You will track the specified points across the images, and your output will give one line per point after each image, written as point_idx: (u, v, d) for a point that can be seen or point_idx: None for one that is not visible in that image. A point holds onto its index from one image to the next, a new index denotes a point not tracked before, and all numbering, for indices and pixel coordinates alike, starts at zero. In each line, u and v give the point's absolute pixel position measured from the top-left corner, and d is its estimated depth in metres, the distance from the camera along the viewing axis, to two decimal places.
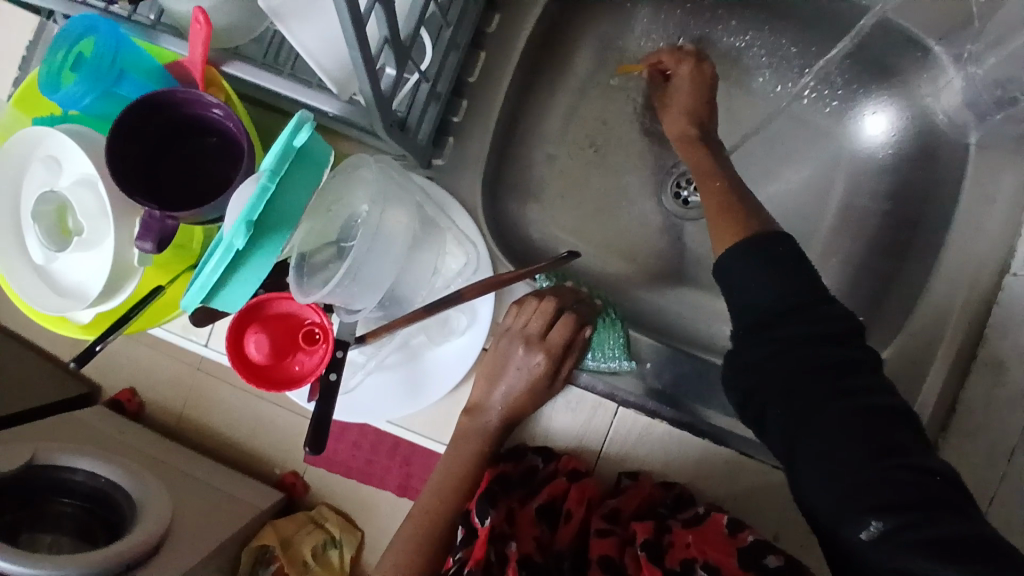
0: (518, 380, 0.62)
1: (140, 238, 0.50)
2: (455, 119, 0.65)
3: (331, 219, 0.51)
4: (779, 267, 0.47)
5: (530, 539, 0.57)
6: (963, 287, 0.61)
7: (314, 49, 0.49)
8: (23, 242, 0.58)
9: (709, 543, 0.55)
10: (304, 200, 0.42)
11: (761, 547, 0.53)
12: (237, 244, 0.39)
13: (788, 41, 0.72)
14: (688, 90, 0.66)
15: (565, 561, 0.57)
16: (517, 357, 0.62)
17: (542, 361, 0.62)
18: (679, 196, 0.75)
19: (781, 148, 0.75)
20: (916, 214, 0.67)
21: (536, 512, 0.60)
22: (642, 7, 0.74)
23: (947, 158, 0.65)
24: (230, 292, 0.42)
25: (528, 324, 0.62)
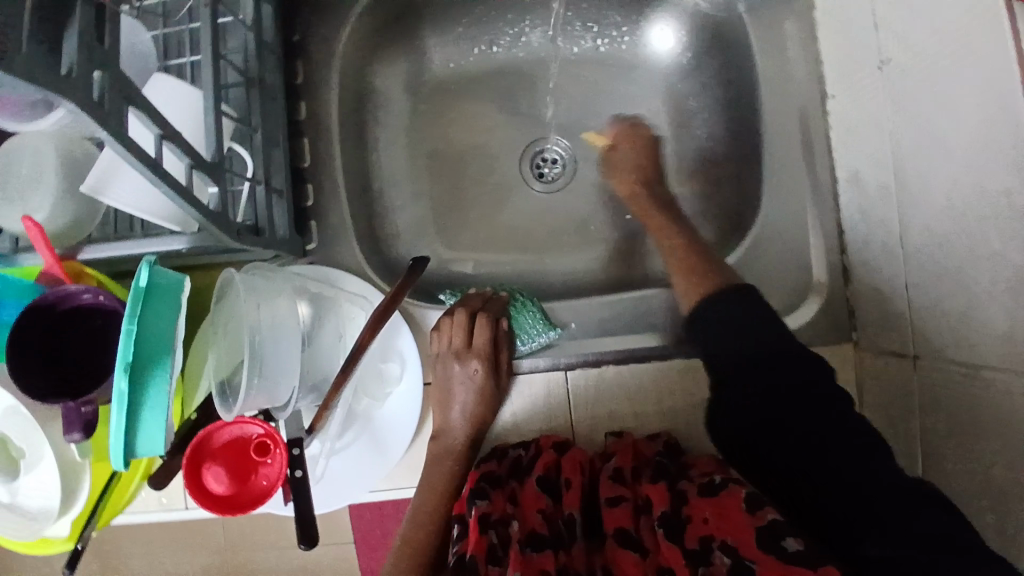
0: (466, 394, 0.65)
1: (67, 431, 0.55)
2: (308, 202, 0.69)
3: (230, 335, 0.56)
4: (752, 319, 0.60)
5: (535, 516, 0.57)
6: (797, 130, 0.68)
7: (136, 203, 0.54)
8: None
9: (727, 518, 0.52)
10: (170, 329, 0.46)
11: (782, 527, 0.49)
12: (124, 389, 0.42)
13: (562, 6, 0.77)
14: (633, 160, 0.76)
15: (575, 527, 0.58)
16: (456, 374, 0.65)
17: (479, 366, 0.64)
18: (539, 175, 0.81)
19: (603, 94, 0.81)
20: (732, 92, 0.75)
21: (537, 486, 0.59)
22: (429, 38, 0.79)
23: (739, 29, 0.71)
24: (145, 435, 0.45)
25: (452, 341, 0.66)
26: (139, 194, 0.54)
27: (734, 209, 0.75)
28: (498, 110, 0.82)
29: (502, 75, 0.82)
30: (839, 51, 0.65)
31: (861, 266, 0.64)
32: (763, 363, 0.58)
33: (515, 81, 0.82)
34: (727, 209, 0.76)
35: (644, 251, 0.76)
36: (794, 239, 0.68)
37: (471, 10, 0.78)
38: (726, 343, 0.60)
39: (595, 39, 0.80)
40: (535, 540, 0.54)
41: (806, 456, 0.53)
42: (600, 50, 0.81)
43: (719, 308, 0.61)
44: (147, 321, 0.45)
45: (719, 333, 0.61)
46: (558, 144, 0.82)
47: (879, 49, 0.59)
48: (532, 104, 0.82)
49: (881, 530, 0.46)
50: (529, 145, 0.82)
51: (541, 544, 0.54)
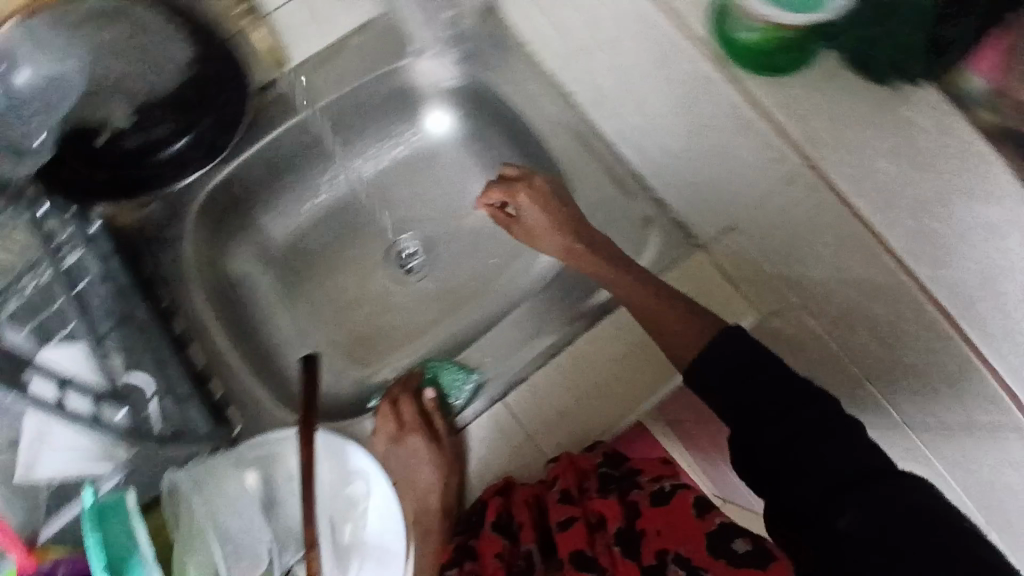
0: (421, 465, 0.74)
1: None
2: (218, 395, 0.71)
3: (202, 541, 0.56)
4: (759, 362, 0.59)
5: (497, 563, 0.69)
6: (566, 127, 0.82)
7: (69, 464, 0.61)
8: None
9: (681, 532, 0.65)
10: (134, 536, 0.49)
11: (729, 533, 0.63)
12: None
13: (351, 139, 0.90)
14: (542, 210, 0.75)
15: (535, 554, 0.71)
16: (404, 454, 0.74)
17: (418, 438, 0.73)
18: (408, 269, 0.91)
19: (421, 183, 0.94)
20: (507, 130, 0.88)
21: (494, 533, 0.71)
22: (260, 218, 0.88)
23: (487, 86, 0.86)
24: None
25: (388, 431, 0.75)
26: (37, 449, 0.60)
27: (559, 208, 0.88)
28: (347, 242, 0.92)
29: (334, 213, 0.92)
30: (556, 60, 0.81)
31: (667, 191, 0.78)
32: (775, 382, 0.58)
33: (348, 215, 0.92)
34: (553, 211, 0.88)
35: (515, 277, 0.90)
36: (609, 200, 0.80)
37: (282, 180, 0.88)
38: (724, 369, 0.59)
39: (391, 148, 0.92)
40: None
41: (793, 452, 0.56)
42: (401, 156, 0.93)
43: (725, 347, 0.60)
44: (108, 533, 0.48)
45: (713, 374, 0.60)
46: (410, 239, 0.92)
47: (579, 39, 0.74)
48: (370, 221, 0.93)
49: (855, 508, 0.52)
50: (387, 253, 0.92)
51: None
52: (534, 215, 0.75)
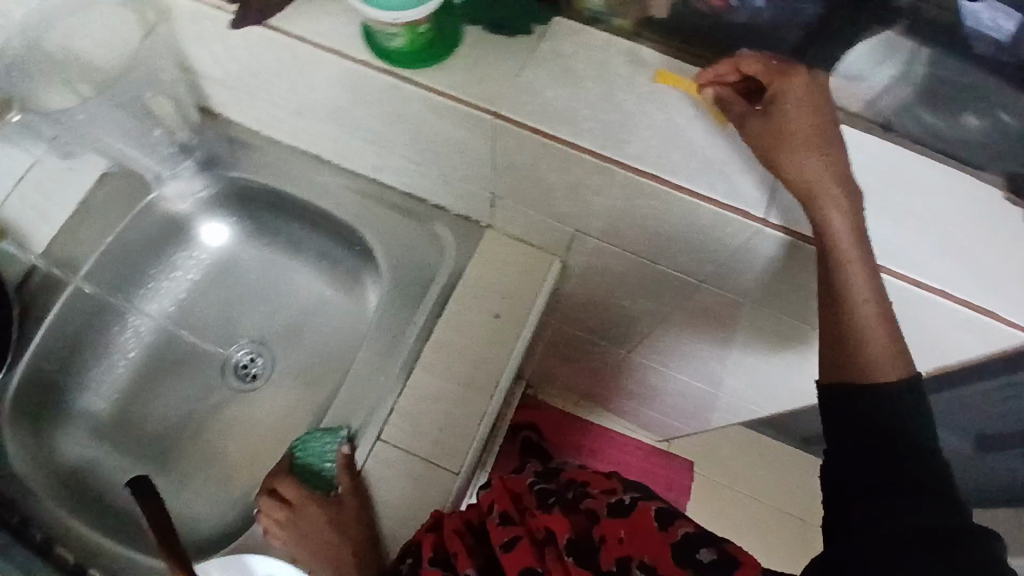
0: (322, 529, 0.76)
1: None
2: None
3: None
4: (904, 411, 0.58)
5: None
6: (324, 184, 0.89)
7: None
8: None
9: (638, 541, 0.69)
10: None
11: (699, 543, 0.66)
12: None
13: (139, 286, 0.91)
14: (818, 101, 0.61)
15: None
16: (300, 530, 0.76)
17: (312, 508, 0.77)
18: (250, 375, 0.92)
19: (227, 296, 0.95)
20: (280, 211, 0.93)
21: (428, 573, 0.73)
22: (79, 395, 0.87)
23: (239, 181, 0.90)
24: None
25: (278, 518, 0.76)
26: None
27: (361, 255, 0.91)
28: (179, 379, 0.91)
29: (154, 359, 0.91)
30: (288, 132, 0.88)
31: (432, 193, 0.87)
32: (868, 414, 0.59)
33: (170, 358, 0.92)
34: (358, 260, 0.92)
35: (350, 334, 0.91)
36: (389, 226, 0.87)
37: (86, 352, 0.87)
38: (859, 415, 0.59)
39: (183, 278, 0.94)
40: None
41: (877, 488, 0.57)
42: (196, 280, 0.95)
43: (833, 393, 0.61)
44: None
45: (860, 415, 0.59)
46: (240, 349, 0.93)
47: (286, 106, 0.81)
48: (196, 349, 0.93)
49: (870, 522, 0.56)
50: (223, 370, 0.92)
51: None
52: (806, 95, 0.61)
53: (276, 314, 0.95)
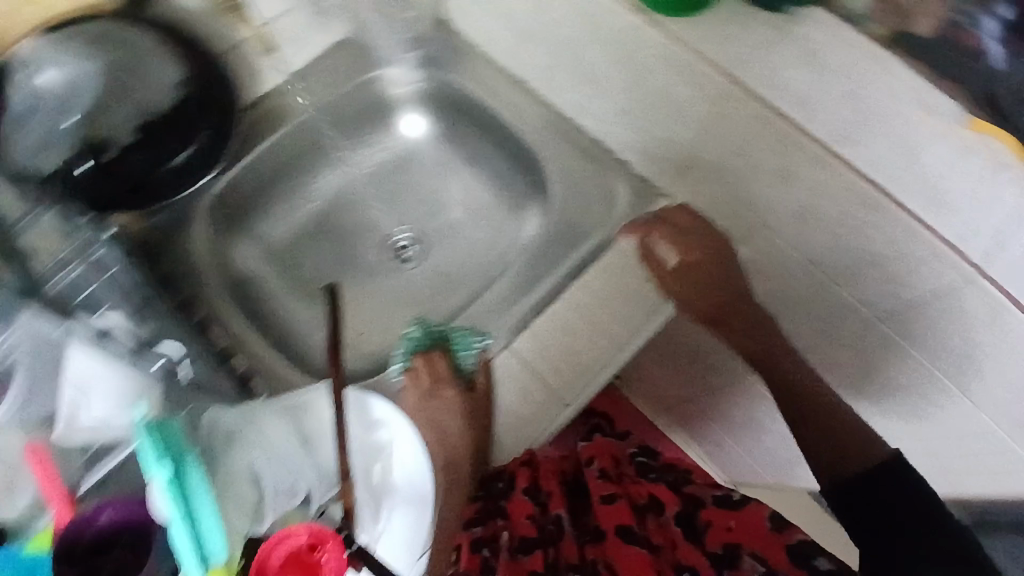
0: (455, 419, 0.79)
1: None
2: (241, 367, 0.78)
3: (233, 481, 0.60)
4: (913, 500, 0.76)
5: (524, 521, 0.87)
6: (525, 110, 0.93)
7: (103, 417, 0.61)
8: None
9: (746, 531, 0.87)
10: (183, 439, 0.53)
11: (807, 551, 0.82)
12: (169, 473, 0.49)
13: (336, 151, 1.00)
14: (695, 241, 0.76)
15: (565, 521, 0.88)
16: (434, 405, 0.80)
17: (450, 392, 0.79)
18: (403, 258, 0.99)
19: (403, 184, 1.03)
20: (476, 123, 0.99)
21: (524, 500, 0.89)
22: (260, 225, 0.96)
23: (451, 86, 0.96)
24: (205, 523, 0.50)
25: (423, 381, 0.81)
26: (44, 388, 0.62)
27: (536, 185, 0.96)
28: (342, 240, 1.00)
29: (327, 215, 1.00)
30: (509, 53, 0.92)
31: (621, 146, 0.89)
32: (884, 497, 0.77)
33: (341, 220, 1.01)
34: (530, 189, 0.97)
35: (498, 252, 0.97)
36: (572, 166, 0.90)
37: (277, 191, 0.97)
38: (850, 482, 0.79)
39: (370, 155, 1.02)
40: (525, 544, 0.83)
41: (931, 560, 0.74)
42: (382, 160, 1.03)
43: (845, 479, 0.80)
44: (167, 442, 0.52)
45: (859, 496, 0.78)
46: (401, 232, 1.01)
47: (522, 27, 0.85)
48: (363, 219, 1.02)
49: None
50: (381, 245, 1.00)
51: (528, 546, 0.83)
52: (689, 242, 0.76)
53: (438, 213, 1.02)
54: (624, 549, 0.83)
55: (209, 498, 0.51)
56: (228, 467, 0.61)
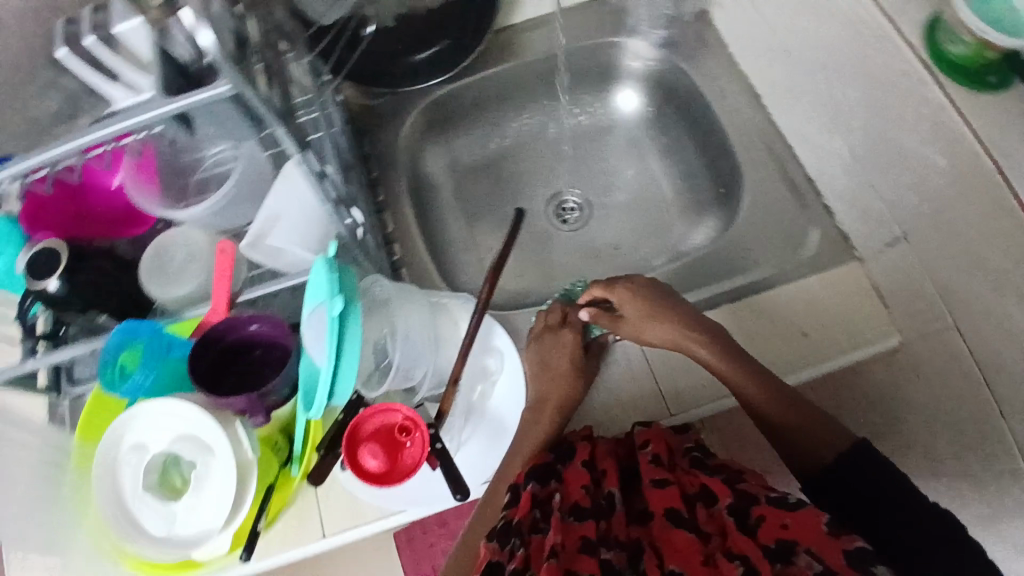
0: (561, 360, 0.76)
1: (252, 418, 0.62)
2: (397, 255, 0.84)
3: (367, 344, 0.64)
4: (900, 491, 0.59)
5: (576, 490, 0.65)
6: (748, 122, 0.89)
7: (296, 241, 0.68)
8: (136, 524, 0.62)
9: (810, 528, 0.55)
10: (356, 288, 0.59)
11: (868, 554, 0.52)
12: (340, 305, 0.54)
13: (548, 97, 1.02)
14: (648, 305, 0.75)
15: (613, 501, 0.65)
16: (552, 343, 0.78)
17: (570, 337, 0.77)
18: (566, 219, 1.01)
19: (594, 150, 1.04)
20: (691, 119, 0.97)
21: (579, 467, 0.67)
22: (456, 137, 1.01)
23: (682, 74, 0.95)
24: (347, 361, 0.55)
25: (550, 320, 0.80)
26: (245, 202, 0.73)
27: (724, 199, 0.93)
28: (519, 179, 1.03)
29: (516, 152, 1.04)
30: (755, 62, 0.89)
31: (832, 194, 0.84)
32: (879, 497, 0.60)
33: (526, 159, 1.04)
34: (718, 200, 0.94)
35: (660, 248, 0.96)
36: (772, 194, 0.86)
37: (484, 114, 1.01)
38: (857, 485, 0.61)
39: (576, 113, 1.04)
40: (575, 513, 0.62)
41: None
42: (585, 122, 1.04)
43: (856, 466, 0.61)
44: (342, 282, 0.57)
45: (857, 485, 0.61)
46: (573, 194, 1.03)
47: None
48: (544, 167, 1.04)
49: None
50: (550, 199, 1.02)
51: (582, 515, 0.62)
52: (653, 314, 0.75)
53: (615, 189, 1.02)
54: (677, 542, 0.59)
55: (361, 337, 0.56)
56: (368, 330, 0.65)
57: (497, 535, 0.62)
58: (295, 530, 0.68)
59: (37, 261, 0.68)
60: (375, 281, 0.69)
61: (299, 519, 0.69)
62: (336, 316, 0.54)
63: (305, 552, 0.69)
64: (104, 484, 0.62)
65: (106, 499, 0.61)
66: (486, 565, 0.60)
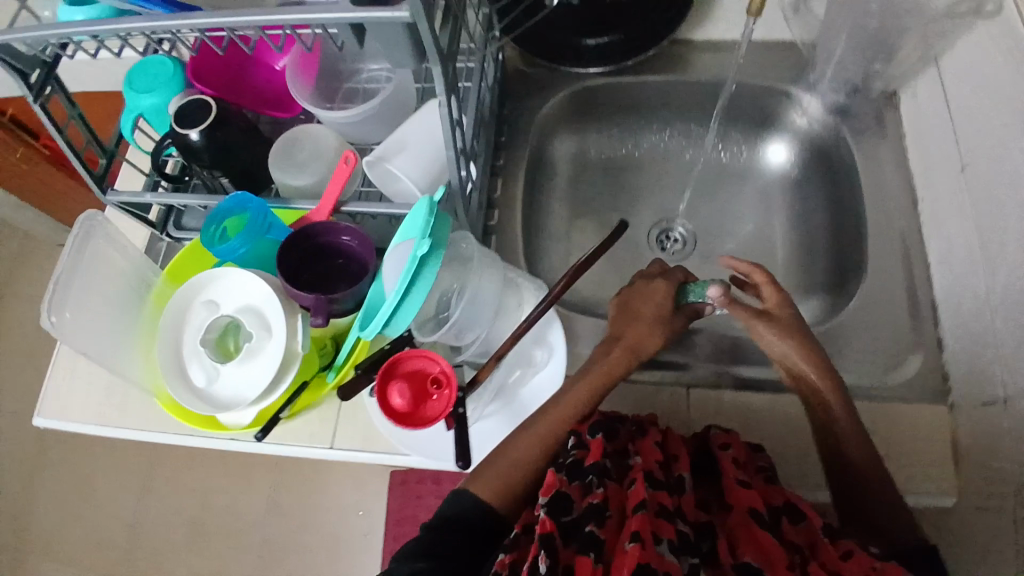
0: (650, 304, 0.78)
1: (313, 317, 0.64)
2: (492, 222, 0.86)
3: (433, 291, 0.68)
4: None
5: (653, 459, 0.65)
6: (891, 222, 0.83)
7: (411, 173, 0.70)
8: (184, 371, 0.68)
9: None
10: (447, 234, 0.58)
11: None
12: (422, 250, 0.55)
13: (696, 123, 0.99)
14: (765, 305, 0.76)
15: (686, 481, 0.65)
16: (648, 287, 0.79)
17: (663, 284, 0.79)
18: (667, 247, 0.98)
19: (721, 190, 1.00)
20: (833, 197, 0.91)
21: (653, 440, 0.68)
22: (592, 131, 1.00)
23: (843, 148, 0.89)
24: (410, 302, 0.56)
25: (653, 269, 0.84)
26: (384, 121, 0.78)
27: (833, 289, 0.88)
28: (637, 192, 1.01)
29: (644, 165, 1.02)
30: (925, 164, 0.82)
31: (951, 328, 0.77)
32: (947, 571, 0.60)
33: (652, 175, 1.02)
34: (827, 288, 0.88)
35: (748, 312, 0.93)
36: (885, 303, 0.80)
37: (627, 118, 1.00)
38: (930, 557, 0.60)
39: (719, 149, 1.00)
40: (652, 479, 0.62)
41: None
42: (724, 161, 1.01)
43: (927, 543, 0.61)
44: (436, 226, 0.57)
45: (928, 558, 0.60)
46: (683, 226, 0.99)
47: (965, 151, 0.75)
48: (665, 188, 1.01)
49: None
50: (658, 222, 1.00)
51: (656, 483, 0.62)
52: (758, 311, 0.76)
53: (727, 237, 0.98)
54: (758, 538, 0.60)
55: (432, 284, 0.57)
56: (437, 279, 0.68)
57: (570, 469, 0.64)
58: (309, 432, 0.75)
59: (188, 110, 0.75)
60: (462, 237, 0.70)
61: (316, 424, 0.75)
62: (416, 258, 0.55)
63: (309, 453, 0.74)
64: (171, 327, 0.69)
65: (168, 340, 0.69)
66: (555, 491, 0.62)
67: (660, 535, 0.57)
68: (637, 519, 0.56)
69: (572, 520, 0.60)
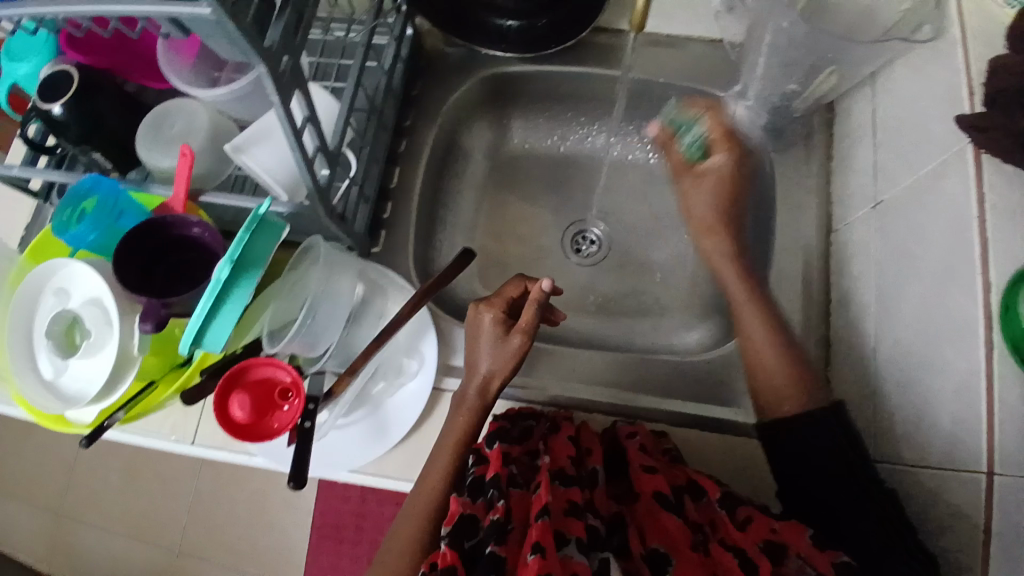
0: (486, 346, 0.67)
1: (143, 321, 0.63)
2: (385, 215, 0.83)
3: (290, 297, 0.64)
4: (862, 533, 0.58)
5: (564, 458, 0.63)
6: (801, 251, 0.78)
7: (269, 168, 0.68)
8: (32, 358, 0.67)
9: (795, 540, 0.57)
10: (265, 251, 0.58)
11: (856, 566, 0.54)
12: (223, 276, 0.54)
13: (624, 121, 0.93)
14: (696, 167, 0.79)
15: (598, 475, 0.64)
16: (484, 321, 0.69)
17: (490, 315, 0.68)
18: (579, 250, 0.94)
19: (646, 193, 0.95)
20: (753, 215, 0.86)
21: (565, 437, 0.66)
22: (514, 120, 0.95)
23: (766, 165, 0.83)
24: (219, 321, 0.56)
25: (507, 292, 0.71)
26: (259, 99, 0.75)
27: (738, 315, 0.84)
28: (557, 189, 0.96)
29: (567, 162, 0.97)
30: (844, 192, 0.76)
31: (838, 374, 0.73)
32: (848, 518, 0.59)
33: (574, 173, 0.96)
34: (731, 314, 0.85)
35: (653, 329, 0.88)
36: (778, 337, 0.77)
37: (551, 109, 0.94)
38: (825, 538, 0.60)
39: (647, 150, 0.95)
40: (562, 476, 0.60)
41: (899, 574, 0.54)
42: (651, 164, 0.95)
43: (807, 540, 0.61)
44: (254, 238, 0.56)
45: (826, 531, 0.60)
46: (599, 229, 0.95)
47: (878, 187, 0.70)
48: (586, 187, 0.96)
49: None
50: (574, 223, 0.95)
51: (568, 480, 0.60)
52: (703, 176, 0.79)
53: (644, 244, 0.93)
54: (664, 522, 0.59)
55: (248, 300, 0.57)
56: (296, 278, 0.65)
57: (471, 490, 0.62)
58: (168, 424, 0.74)
59: (51, 83, 0.71)
60: (308, 241, 0.66)
61: (177, 417, 0.75)
62: (219, 282, 0.55)
63: (168, 444, 0.74)
64: (20, 312, 0.68)
65: (17, 323, 0.67)
66: (459, 518, 0.58)
67: (568, 533, 0.55)
68: (537, 528, 0.53)
69: (475, 544, 0.57)
